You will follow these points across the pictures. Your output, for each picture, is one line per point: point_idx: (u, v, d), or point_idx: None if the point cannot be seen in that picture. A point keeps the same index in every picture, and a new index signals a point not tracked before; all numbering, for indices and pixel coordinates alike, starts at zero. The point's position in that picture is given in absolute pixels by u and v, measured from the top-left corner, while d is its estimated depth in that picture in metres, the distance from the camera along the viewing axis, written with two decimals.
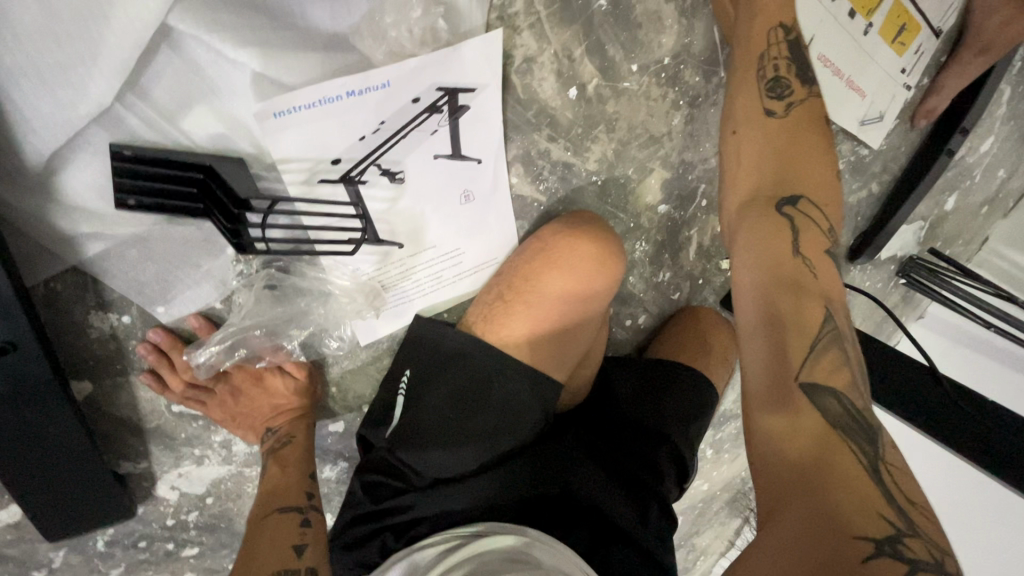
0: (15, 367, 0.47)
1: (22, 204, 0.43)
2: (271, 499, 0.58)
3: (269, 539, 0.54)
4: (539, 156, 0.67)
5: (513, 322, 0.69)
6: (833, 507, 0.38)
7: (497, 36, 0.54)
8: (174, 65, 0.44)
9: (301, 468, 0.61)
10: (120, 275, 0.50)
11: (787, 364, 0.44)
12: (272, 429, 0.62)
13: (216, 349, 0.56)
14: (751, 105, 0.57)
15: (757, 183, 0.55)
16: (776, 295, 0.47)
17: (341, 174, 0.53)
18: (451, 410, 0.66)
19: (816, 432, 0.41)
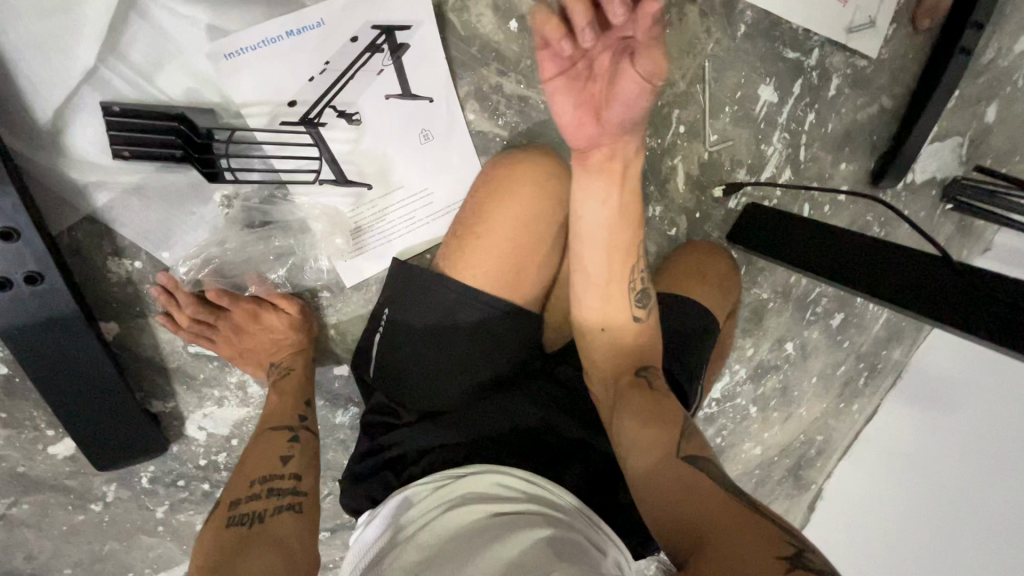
0: (44, 301, 0.55)
1: (40, 159, 0.54)
2: (266, 421, 0.63)
3: (261, 449, 0.59)
4: (492, 91, 0.71)
5: (477, 257, 0.69)
6: (741, 548, 0.42)
7: None
8: (145, 30, 0.53)
9: (297, 394, 0.66)
10: (127, 222, 0.59)
11: (666, 450, 0.53)
12: (275, 362, 0.69)
13: (192, 262, 0.63)
14: (620, 245, 0.63)
15: (616, 315, 0.65)
16: (669, 474, 0.51)
17: (300, 116, 0.60)
18: (424, 346, 0.69)
19: (703, 488, 0.49)
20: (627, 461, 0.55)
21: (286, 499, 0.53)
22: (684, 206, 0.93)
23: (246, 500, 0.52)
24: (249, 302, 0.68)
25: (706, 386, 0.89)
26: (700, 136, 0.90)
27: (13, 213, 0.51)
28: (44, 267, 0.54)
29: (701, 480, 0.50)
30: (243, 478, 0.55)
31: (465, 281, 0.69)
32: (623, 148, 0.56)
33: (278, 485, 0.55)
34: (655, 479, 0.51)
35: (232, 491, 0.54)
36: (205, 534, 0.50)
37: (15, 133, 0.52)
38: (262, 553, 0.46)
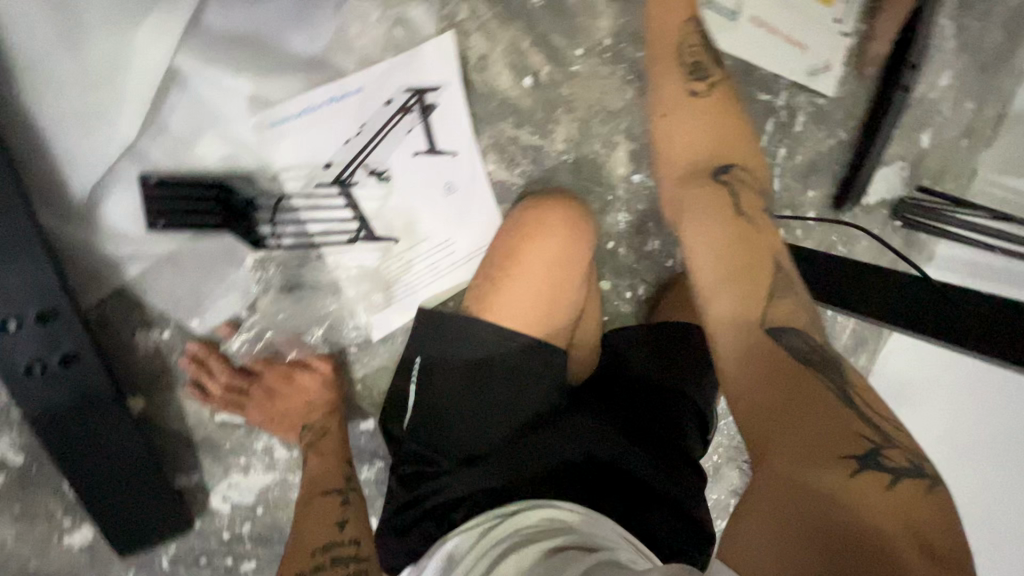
0: (75, 378, 0.52)
1: (74, 235, 0.52)
2: (312, 485, 0.63)
3: (315, 519, 0.60)
4: (509, 142, 0.74)
5: (505, 298, 0.71)
6: (819, 441, 0.41)
7: (451, 38, 0.61)
8: (186, 102, 0.53)
9: (335, 456, 0.65)
10: (158, 291, 0.57)
11: (753, 331, 0.48)
12: (308, 424, 0.66)
13: (244, 339, 0.63)
14: (724, 133, 0.59)
15: (698, 176, 0.57)
16: (750, 353, 0.47)
17: (333, 178, 0.61)
18: (461, 389, 0.68)
19: (791, 371, 0.45)
20: (710, 322, 0.50)
21: (346, 567, 0.53)
22: None
23: (313, 573, 0.54)
24: (282, 363, 0.66)
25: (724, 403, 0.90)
26: None
27: (48, 292, 0.49)
28: (80, 346, 0.51)
29: (776, 355, 0.45)
30: (303, 548, 0.56)
31: (499, 319, 0.70)
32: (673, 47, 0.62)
33: (338, 551, 0.55)
34: (736, 378, 0.46)
35: (294, 565, 0.55)
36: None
37: (49, 209, 0.50)
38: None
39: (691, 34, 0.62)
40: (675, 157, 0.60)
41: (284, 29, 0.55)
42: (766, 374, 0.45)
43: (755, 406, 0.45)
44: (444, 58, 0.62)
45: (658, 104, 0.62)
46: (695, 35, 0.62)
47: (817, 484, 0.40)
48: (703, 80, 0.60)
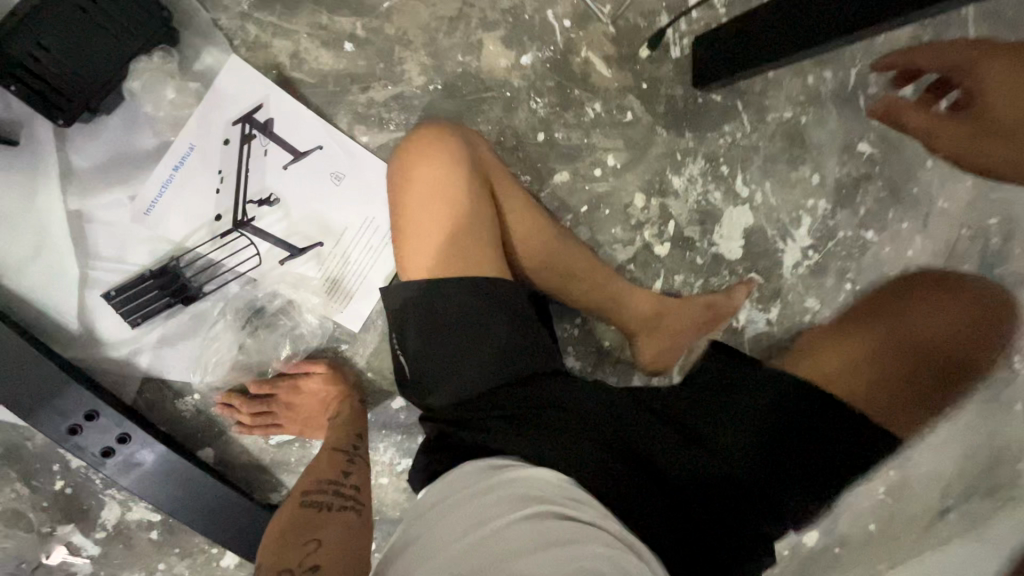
0: (138, 450, 0.69)
1: (91, 356, 0.70)
2: (326, 441, 0.73)
3: (323, 465, 0.68)
4: (368, 108, 0.77)
5: (418, 242, 0.71)
6: None
7: (237, 61, 0.70)
8: (97, 229, 0.67)
9: (347, 428, 0.74)
10: (169, 369, 0.73)
11: None
12: (329, 416, 0.76)
13: (219, 369, 0.75)
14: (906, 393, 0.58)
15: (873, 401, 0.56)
16: None
17: (232, 223, 0.71)
18: (424, 348, 0.65)
19: None
20: None
21: (347, 503, 0.63)
22: (624, 85, 0.91)
23: (315, 495, 0.63)
24: (286, 380, 0.77)
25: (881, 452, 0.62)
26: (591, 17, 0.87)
27: (84, 399, 0.66)
28: (126, 427, 0.68)
29: None
30: (312, 479, 0.66)
31: (426, 270, 0.69)
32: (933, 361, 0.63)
33: (341, 490, 0.65)
34: None
35: (303, 485, 0.65)
36: (282, 513, 0.61)
37: (66, 347, 0.68)
38: (332, 535, 0.56)
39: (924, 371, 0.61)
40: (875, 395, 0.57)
41: (130, 136, 0.67)
42: None
43: None
44: (246, 80, 0.70)
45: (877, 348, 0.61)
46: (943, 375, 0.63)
47: None
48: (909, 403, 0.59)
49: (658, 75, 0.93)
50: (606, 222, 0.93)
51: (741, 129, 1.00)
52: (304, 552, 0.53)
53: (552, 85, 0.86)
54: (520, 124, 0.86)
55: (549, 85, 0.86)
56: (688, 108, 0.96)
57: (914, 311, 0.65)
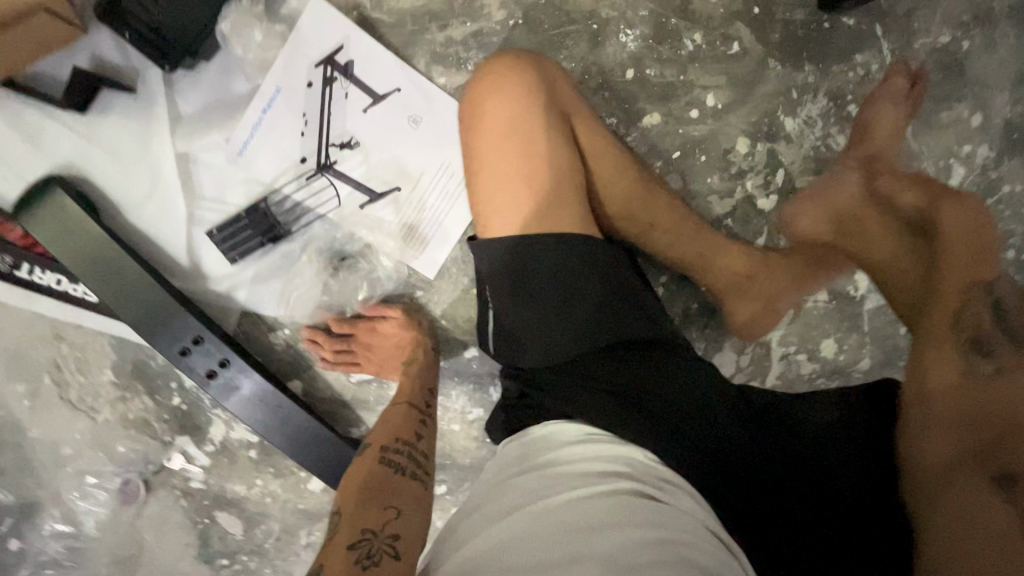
0: (235, 375, 0.76)
1: (198, 287, 0.77)
2: (398, 395, 0.75)
3: (398, 421, 0.70)
4: (446, 47, 0.74)
5: (493, 195, 0.65)
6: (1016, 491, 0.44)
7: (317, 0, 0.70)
8: (202, 170, 0.72)
9: (420, 382, 0.76)
10: (264, 304, 0.79)
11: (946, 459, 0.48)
12: (404, 360, 0.79)
13: (308, 308, 0.80)
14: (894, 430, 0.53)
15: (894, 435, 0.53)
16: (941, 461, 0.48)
17: (315, 166, 0.73)
18: (518, 307, 0.61)
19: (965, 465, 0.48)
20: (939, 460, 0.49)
21: (419, 469, 0.64)
22: (731, 11, 0.79)
23: (390, 449, 0.65)
24: (365, 321, 0.79)
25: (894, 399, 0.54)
26: None
27: (191, 325, 0.73)
28: (226, 353, 0.75)
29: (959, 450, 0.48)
30: (387, 433, 0.68)
31: (506, 226, 0.64)
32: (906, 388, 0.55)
33: (414, 453, 0.66)
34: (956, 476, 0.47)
35: (379, 437, 0.67)
36: (359, 464, 0.63)
37: (178, 277, 0.76)
38: (407, 504, 0.58)
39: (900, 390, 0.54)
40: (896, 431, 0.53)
41: (227, 81, 0.71)
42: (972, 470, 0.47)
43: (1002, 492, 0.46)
44: (327, 21, 0.70)
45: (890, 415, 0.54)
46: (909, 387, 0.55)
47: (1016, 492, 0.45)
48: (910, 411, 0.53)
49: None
50: (701, 171, 0.84)
51: (877, 59, 0.84)
52: (384, 516, 0.55)
53: (645, 15, 0.78)
54: (607, 60, 0.78)
55: (642, 15, 0.78)
56: (810, 36, 0.82)
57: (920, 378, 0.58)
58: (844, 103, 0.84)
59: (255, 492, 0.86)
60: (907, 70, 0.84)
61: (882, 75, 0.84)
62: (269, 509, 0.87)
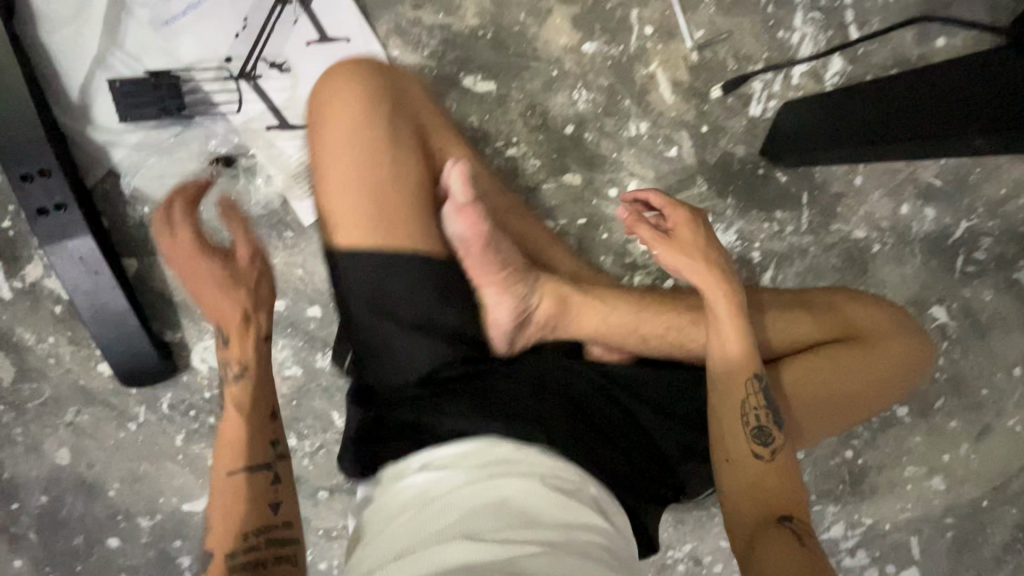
0: (63, 222, 0.73)
1: (76, 127, 0.75)
2: (234, 450, 0.54)
3: (239, 498, 0.52)
4: (411, 25, 0.77)
5: (340, 207, 0.67)
6: (821, 374, 0.72)
7: None
8: (129, 24, 0.73)
9: (262, 405, 0.57)
10: (134, 174, 0.78)
11: (793, 370, 0.72)
12: (225, 359, 0.57)
13: (172, 200, 0.79)
14: (739, 380, 0.68)
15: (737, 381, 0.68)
16: (786, 378, 0.72)
17: (238, 71, 0.75)
18: (372, 321, 0.65)
19: (804, 388, 0.71)
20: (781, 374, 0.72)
21: (281, 551, 0.51)
22: (681, 118, 0.83)
23: (242, 551, 0.50)
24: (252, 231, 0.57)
25: (726, 378, 0.69)
26: (678, 35, 0.80)
27: (43, 156, 0.71)
28: (65, 197, 0.72)
29: (791, 383, 0.71)
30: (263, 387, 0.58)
31: (365, 250, 0.64)
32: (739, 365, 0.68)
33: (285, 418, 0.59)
34: (808, 384, 0.71)
35: (221, 543, 0.50)
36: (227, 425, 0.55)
37: (60, 109, 0.74)
38: None
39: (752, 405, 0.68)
40: (737, 378, 0.68)
41: None
42: (812, 371, 0.72)
43: (804, 378, 0.72)
44: None
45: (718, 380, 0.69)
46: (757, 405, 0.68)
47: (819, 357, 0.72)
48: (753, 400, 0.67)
49: (724, 125, 0.83)
50: (598, 247, 0.86)
51: (794, 223, 0.88)
52: None
53: (604, 84, 0.81)
54: (553, 107, 0.81)
55: (600, 83, 0.81)
56: (743, 174, 0.85)
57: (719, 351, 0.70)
58: (750, 246, 0.88)
59: (42, 348, 0.83)
60: (817, 245, 0.89)
61: (794, 238, 0.88)
62: (47, 371, 0.84)
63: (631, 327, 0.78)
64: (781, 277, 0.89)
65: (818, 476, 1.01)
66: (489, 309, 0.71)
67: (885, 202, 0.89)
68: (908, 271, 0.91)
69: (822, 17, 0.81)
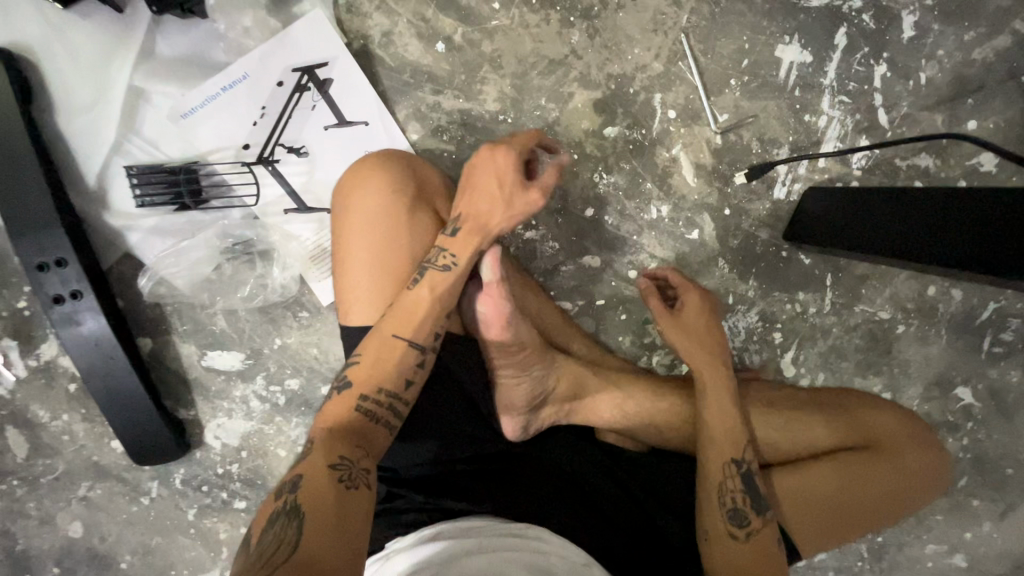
0: (78, 310, 0.72)
1: (92, 212, 0.74)
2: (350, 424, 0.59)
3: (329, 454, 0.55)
4: (431, 110, 0.75)
5: (352, 292, 0.66)
6: (836, 480, 0.68)
7: (319, 15, 0.72)
8: (147, 111, 0.72)
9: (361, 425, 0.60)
10: (149, 257, 0.76)
11: (812, 475, 0.69)
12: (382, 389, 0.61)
13: (188, 283, 0.78)
14: (723, 440, 0.68)
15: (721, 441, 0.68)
16: (796, 479, 0.69)
17: (256, 156, 0.74)
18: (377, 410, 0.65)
19: (817, 493, 0.68)
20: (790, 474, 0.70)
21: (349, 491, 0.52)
22: (703, 201, 0.81)
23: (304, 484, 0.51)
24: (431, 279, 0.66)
25: (716, 444, 0.68)
26: (702, 118, 0.79)
27: (59, 245, 0.70)
28: (81, 285, 0.72)
29: (803, 485, 0.69)
30: (370, 375, 0.61)
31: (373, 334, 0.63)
32: (731, 430, 0.69)
33: (396, 406, 0.61)
34: (817, 489, 0.68)
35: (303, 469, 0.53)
36: (335, 407, 0.60)
37: (77, 194, 0.74)
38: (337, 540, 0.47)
39: (739, 478, 0.67)
40: (719, 432, 0.69)
41: (207, 46, 0.72)
42: (833, 478, 0.69)
43: (816, 483, 0.69)
44: (322, 38, 0.72)
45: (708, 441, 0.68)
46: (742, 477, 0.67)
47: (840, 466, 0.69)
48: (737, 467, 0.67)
49: (748, 208, 0.82)
50: (617, 328, 0.84)
51: (816, 304, 0.86)
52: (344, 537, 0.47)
53: (626, 167, 0.79)
54: (573, 190, 0.80)
55: (622, 166, 0.79)
56: (766, 256, 0.83)
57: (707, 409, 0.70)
58: (771, 327, 0.86)
59: (56, 425, 0.83)
60: (840, 326, 0.87)
61: (816, 320, 0.86)
62: (61, 447, 0.83)
63: (644, 415, 0.76)
64: (803, 358, 0.87)
65: (834, 552, 0.99)
66: (504, 391, 0.69)
67: (910, 284, 0.87)
68: (933, 351, 0.89)
69: (850, 101, 0.79)
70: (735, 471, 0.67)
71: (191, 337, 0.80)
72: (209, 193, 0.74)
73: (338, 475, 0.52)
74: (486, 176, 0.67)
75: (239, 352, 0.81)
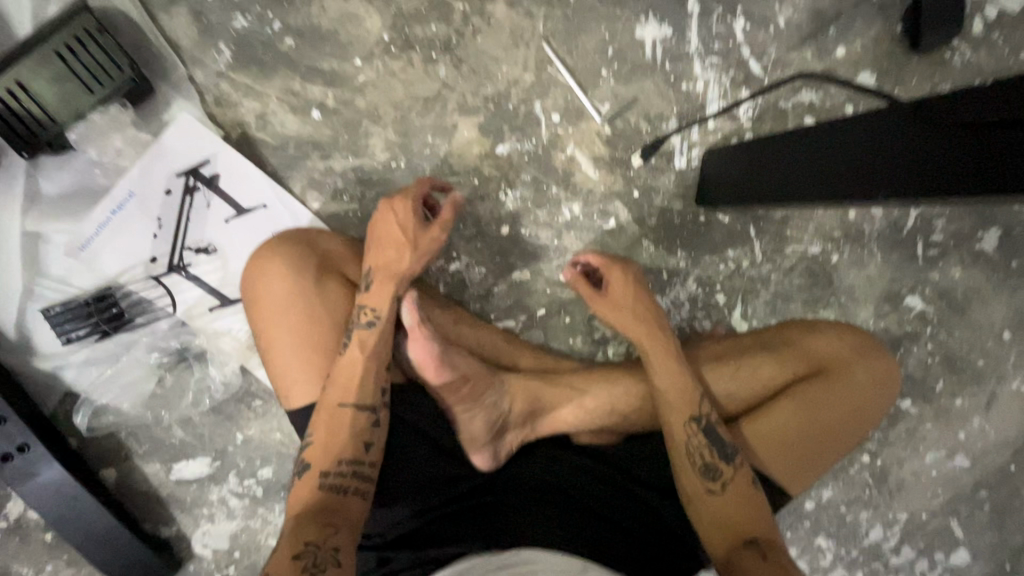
0: (30, 463, 0.71)
1: (21, 361, 0.75)
2: (314, 503, 0.58)
3: (294, 541, 0.53)
4: (324, 175, 0.77)
5: (285, 374, 0.66)
6: (800, 410, 0.68)
7: (187, 117, 0.74)
8: (48, 251, 0.73)
9: (325, 500, 0.58)
10: (91, 389, 0.76)
11: (775, 412, 0.68)
12: (337, 463, 0.60)
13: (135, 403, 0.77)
14: (680, 403, 0.67)
15: (679, 404, 0.67)
16: (762, 420, 0.68)
17: (166, 266, 0.74)
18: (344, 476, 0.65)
19: (787, 429, 0.68)
20: (758, 415, 0.69)
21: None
22: (611, 190, 0.82)
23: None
24: (352, 349, 0.64)
25: (674, 409, 0.67)
26: (587, 113, 0.81)
27: None
28: (28, 438, 0.70)
29: (769, 424, 0.68)
30: (327, 451, 0.60)
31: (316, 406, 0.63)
32: (686, 394, 0.67)
33: (361, 473, 0.60)
34: (786, 423, 0.68)
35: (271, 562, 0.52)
36: (300, 490, 0.59)
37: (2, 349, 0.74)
38: None
39: (703, 433, 0.66)
40: (674, 396, 0.67)
41: (90, 175, 0.73)
42: (798, 410, 0.68)
43: (783, 419, 0.68)
44: (198, 138, 0.74)
45: (665, 408, 0.67)
46: (705, 432, 0.66)
47: (800, 397, 0.68)
48: (698, 425, 0.66)
49: (654, 184, 0.83)
50: (564, 331, 0.84)
51: (748, 257, 0.87)
52: None
53: (527, 178, 0.81)
54: (484, 214, 0.81)
55: (523, 178, 0.81)
56: (685, 225, 0.85)
57: (660, 379, 0.69)
58: (712, 290, 0.87)
59: None
60: (777, 272, 0.88)
61: (752, 271, 0.88)
62: None
63: (605, 406, 0.76)
64: (753, 311, 0.88)
65: (840, 487, 0.99)
66: (462, 427, 0.69)
67: (830, 213, 0.89)
68: (872, 270, 0.91)
69: (719, 60, 0.81)
70: (698, 428, 0.66)
71: (153, 455, 0.80)
72: (131, 311, 0.75)
73: (305, 564, 0.51)
74: (391, 226, 0.67)
75: (205, 457, 0.81)
